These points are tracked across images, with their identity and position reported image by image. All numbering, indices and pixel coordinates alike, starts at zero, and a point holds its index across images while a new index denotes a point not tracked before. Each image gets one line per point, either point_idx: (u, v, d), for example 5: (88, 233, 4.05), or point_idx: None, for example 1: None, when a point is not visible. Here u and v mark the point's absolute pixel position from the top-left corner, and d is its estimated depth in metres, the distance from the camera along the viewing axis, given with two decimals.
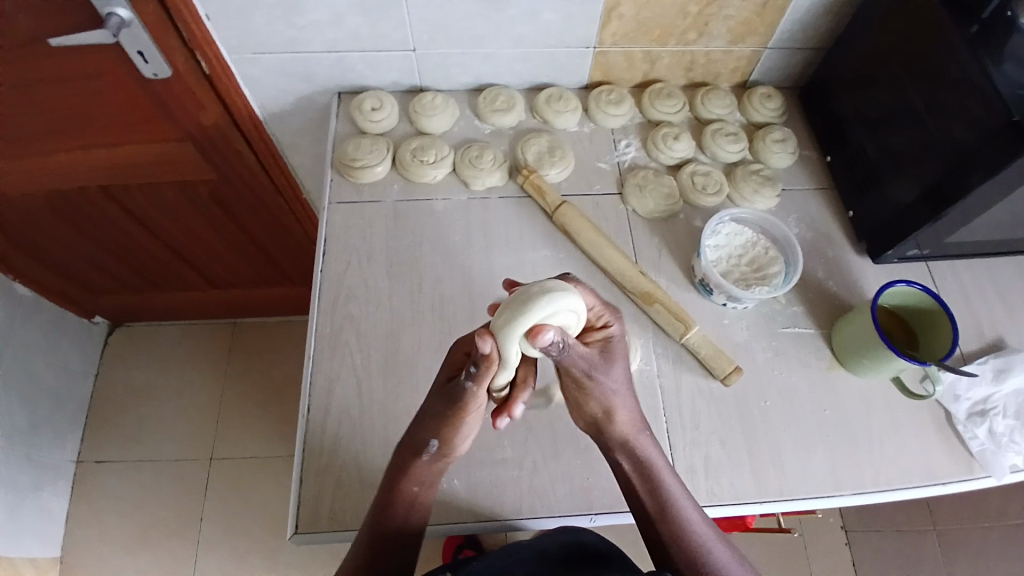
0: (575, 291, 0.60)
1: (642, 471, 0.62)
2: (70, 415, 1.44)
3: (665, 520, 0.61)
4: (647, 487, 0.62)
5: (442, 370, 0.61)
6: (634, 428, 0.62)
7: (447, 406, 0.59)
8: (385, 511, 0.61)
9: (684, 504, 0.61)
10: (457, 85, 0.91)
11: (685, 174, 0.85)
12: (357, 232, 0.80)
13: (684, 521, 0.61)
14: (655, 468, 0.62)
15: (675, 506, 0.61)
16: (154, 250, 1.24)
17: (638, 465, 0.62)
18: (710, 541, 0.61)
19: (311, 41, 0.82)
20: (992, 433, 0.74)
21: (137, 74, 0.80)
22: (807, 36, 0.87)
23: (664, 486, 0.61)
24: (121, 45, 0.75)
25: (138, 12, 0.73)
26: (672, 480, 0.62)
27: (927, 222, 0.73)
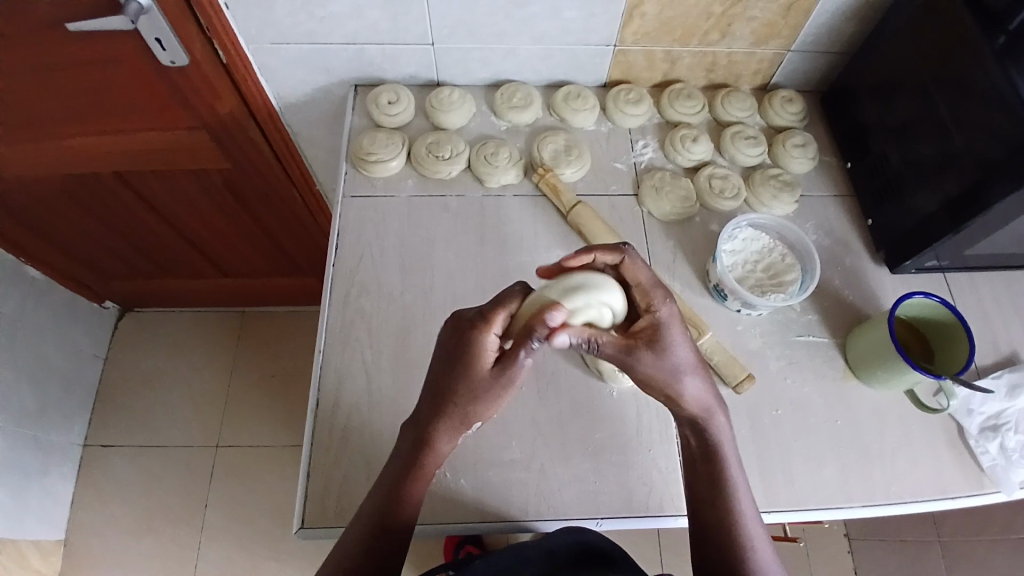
0: (625, 260, 0.60)
1: (711, 454, 0.62)
2: (78, 399, 1.45)
3: (720, 506, 0.61)
4: (707, 473, 0.62)
5: (478, 355, 0.57)
6: (700, 411, 0.61)
7: (502, 388, 0.58)
8: (401, 501, 0.60)
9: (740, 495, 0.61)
10: (474, 80, 0.90)
11: (703, 177, 0.84)
12: (371, 227, 0.80)
13: (738, 512, 0.60)
14: (722, 455, 0.61)
15: (733, 495, 0.61)
16: (165, 237, 1.24)
17: (706, 446, 0.62)
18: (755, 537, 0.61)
19: (330, 33, 0.82)
20: (1004, 448, 0.73)
21: (154, 61, 0.80)
22: (832, 40, 0.85)
23: (728, 473, 0.61)
24: (139, 31, 0.74)
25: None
26: (738, 471, 0.62)
27: (947, 233, 0.72)
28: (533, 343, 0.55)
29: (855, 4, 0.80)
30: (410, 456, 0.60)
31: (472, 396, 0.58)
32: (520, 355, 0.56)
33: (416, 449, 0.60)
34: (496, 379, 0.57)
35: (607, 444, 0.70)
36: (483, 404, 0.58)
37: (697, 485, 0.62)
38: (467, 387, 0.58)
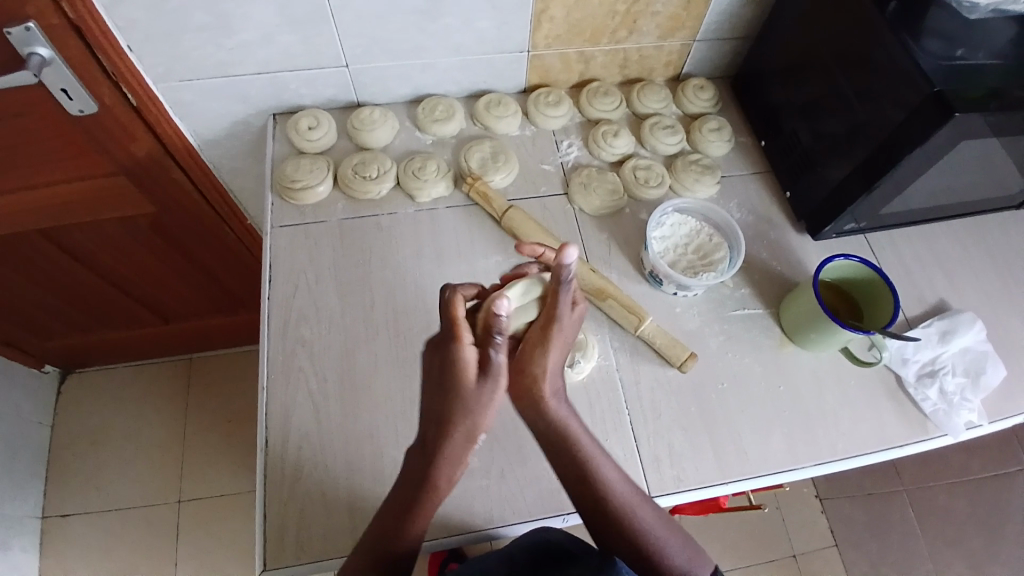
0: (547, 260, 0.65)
1: (564, 444, 0.61)
2: (28, 468, 1.37)
3: (590, 493, 0.61)
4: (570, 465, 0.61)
5: (461, 372, 0.55)
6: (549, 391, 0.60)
7: (493, 395, 0.56)
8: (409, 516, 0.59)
9: (607, 474, 0.61)
10: (395, 97, 0.90)
11: (628, 169, 0.86)
12: (304, 254, 0.79)
13: (610, 493, 0.61)
14: (578, 444, 0.61)
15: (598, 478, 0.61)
16: (99, 289, 1.20)
17: (560, 435, 0.61)
18: (641, 515, 0.61)
19: (242, 63, 0.81)
20: (944, 393, 0.77)
21: (63, 111, 0.77)
22: (733, 26, 0.89)
23: (583, 456, 0.61)
24: (44, 83, 0.72)
25: (59, 49, 0.71)
26: (593, 450, 0.61)
27: (860, 196, 0.76)
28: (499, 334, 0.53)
29: None
30: (414, 488, 0.60)
31: (461, 411, 0.57)
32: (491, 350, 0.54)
33: (422, 482, 0.60)
34: (485, 390, 0.56)
35: None
36: (482, 413, 0.57)
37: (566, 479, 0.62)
38: (456, 403, 0.56)
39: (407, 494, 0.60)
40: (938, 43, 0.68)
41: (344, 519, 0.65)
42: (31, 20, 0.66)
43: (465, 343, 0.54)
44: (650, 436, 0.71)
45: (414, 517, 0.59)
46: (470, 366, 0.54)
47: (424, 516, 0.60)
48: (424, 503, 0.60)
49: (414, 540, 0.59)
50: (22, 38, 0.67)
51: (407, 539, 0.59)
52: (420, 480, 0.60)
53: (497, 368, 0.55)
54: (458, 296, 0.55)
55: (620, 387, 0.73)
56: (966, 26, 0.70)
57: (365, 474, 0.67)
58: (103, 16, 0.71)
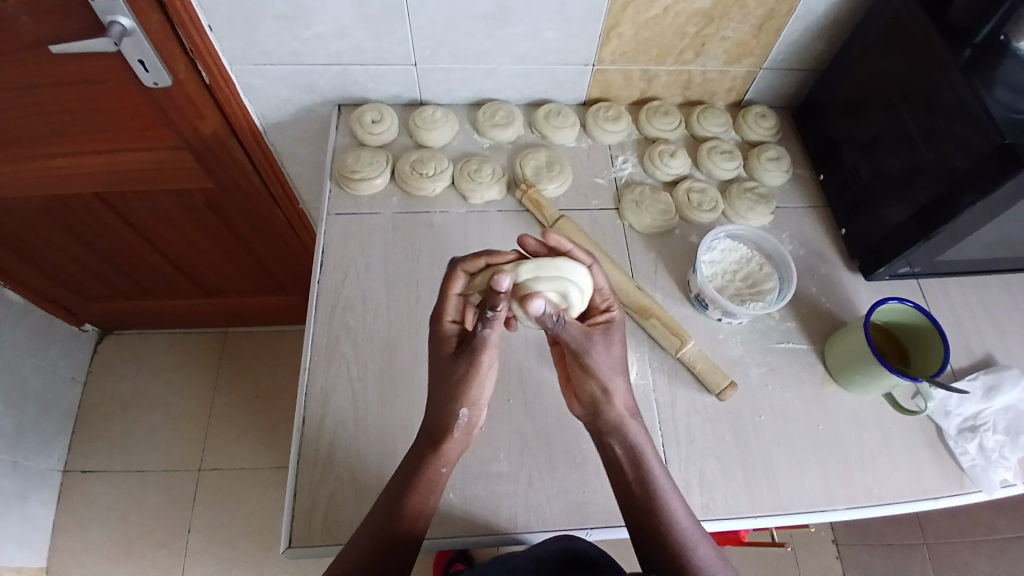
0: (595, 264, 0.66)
1: (633, 457, 0.63)
2: (56, 422, 1.42)
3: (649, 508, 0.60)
4: (635, 478, 0.62)
5: (439, 343, 0.63)
6: (627, 412, 0.65)
7: (466, 368, 0.62)
8: (403, 495, 0.60)
9: (667, 495, 0.61)
10: (456, 99, 0.92)
11: (682, 191, 0.86)
12: (356, 243, 0.81)
13: (668, 513, 0.60)
14: (647, 458, 0.63)
15: (660, 495, 0.61)
16: (148, 257, 1.24)
17: (629, 451, 0.63)
18: (694, 541, 0.59)
19: (314, 54, 0.83)
20: (983, 449, 0.75)
21: (137, 82, 0.81)
22: (801, 58, 0.89)
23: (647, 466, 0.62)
24: (122, 53, 0.75)
25: (140, 21, 0.74)
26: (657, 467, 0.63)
27: (917, 241, 0.74)
28: (489, 311, 0.56)
29: (824, 23, 0.83)
30: (410, 469, 0.62)
31: (445, 388, 0.63)
32: (480, 327, 0.59)
33: (420, 457, 0.62)
34: (460, 360, 0.62)
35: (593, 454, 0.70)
36: (461, 384, 0.62)
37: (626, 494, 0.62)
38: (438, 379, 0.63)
39: (404, 476, 0.61)
40: (1010, 92, 0.66)
41: (371, 507, 0.66)
42: None
43: (447, 319, 0.62)
44: (682, 460, 0.70)
45: (413, 497, 0.60)
46: (450, 339, 0.63)
47: (424, 499, 0.61)
48: (420, 482, 0.61)
49: (416, 521, 0.60)
50: (105, 5, 0.70)
51: (407, 518, 0.59)
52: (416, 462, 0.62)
53: (480, 344, 0.60)
54: (461, 273, 0.61)
55: (655, 408, 0.73)
56: None
57: (396, 465, 0.68)
58: None
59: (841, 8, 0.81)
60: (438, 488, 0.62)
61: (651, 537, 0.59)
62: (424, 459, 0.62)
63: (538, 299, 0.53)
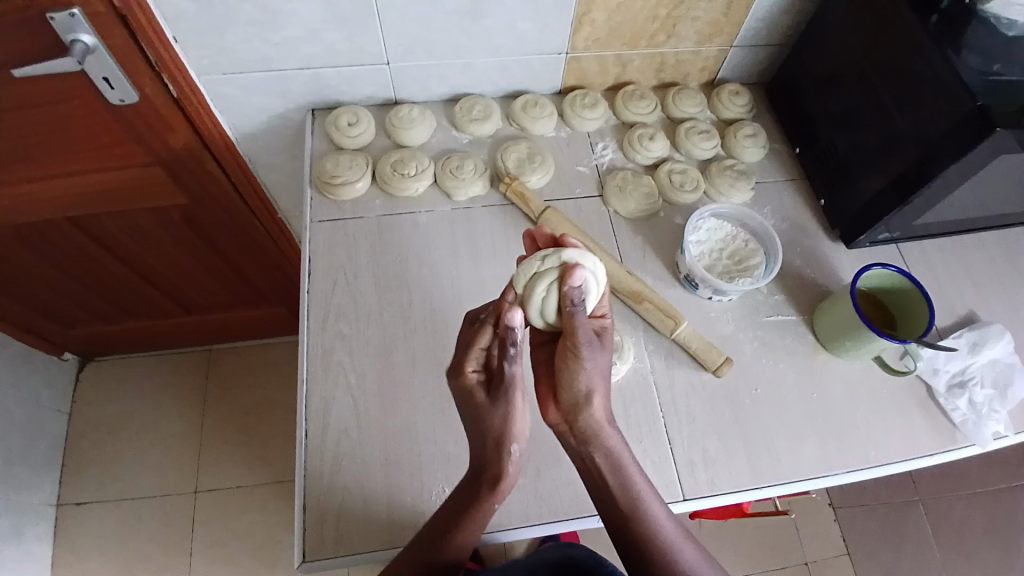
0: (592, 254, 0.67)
1: (612, 466, 0.61)
2: (44, 455, 1.38)
3: (630, 514, 0.60)
4: (616, 487, 0.61)
5: (471, 397, 0.60)
6: (605, 419, 0.61)
7: (509, 408, 0.59)
8: (448, 533, 0.59)
9: (648, 500, 0.61)
10: (432, 96, 0.91)
11: (664, 174, 0.86)
12: (342, 249, 0.80)
13: (651, 519, 0.60)
14: (625, 464, 0.61)
15: (641, 501, 0.60)
16: (126, 278, 1.21)
17: (609, 459, 0.61)
18: (678, 543, 0.60)
19: (285, 59, 0.81)
20: (973, 404, 0.77)
21: (103, 99, 0.78)
22: (770, 33, 0.90)
23: (627, 473, 0.61)
24: (86, 72, 0.73)
25: (102, 37, 0.71)
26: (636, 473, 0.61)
27: (896, 207, 0.76)
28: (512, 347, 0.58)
29: None
30: (456, 505, 0.60)
31: (483, 434, 0.60)
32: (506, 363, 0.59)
33: (470, 493, 0.61)
34: (499, 403, 0.59)
35: None
36: (502, 428, 0.59)
37: (608, 501, 0.61)
38: (476, 429, 0.60)
39: (453, 510, 0.60)
40: (979, 56, 0.68)
41: (381, 513, 0.66)
42: (77, 7, 0.67)
43: (467, 372, 0.61)
44: (684, 440, 0.71)
45: (456, 536, 0.59)
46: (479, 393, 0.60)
47: (472, 535, 0.60)
48: (468, 518, 0.59)
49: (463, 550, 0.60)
50: (66, 24, 0.68)
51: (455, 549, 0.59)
52: (464, 500, 0.60)
53: (513, 379, 0.59)
54: (484, 330, 0.61)
55: (654, 391, 0.73)
56: (1005, 42, 0.69)
57: (403, 470, 0.68)
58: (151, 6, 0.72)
59: None
60: (484, 522, 0.60)
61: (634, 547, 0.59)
62: (479, 497, 0.60)
63: (580, 269, 0.60)
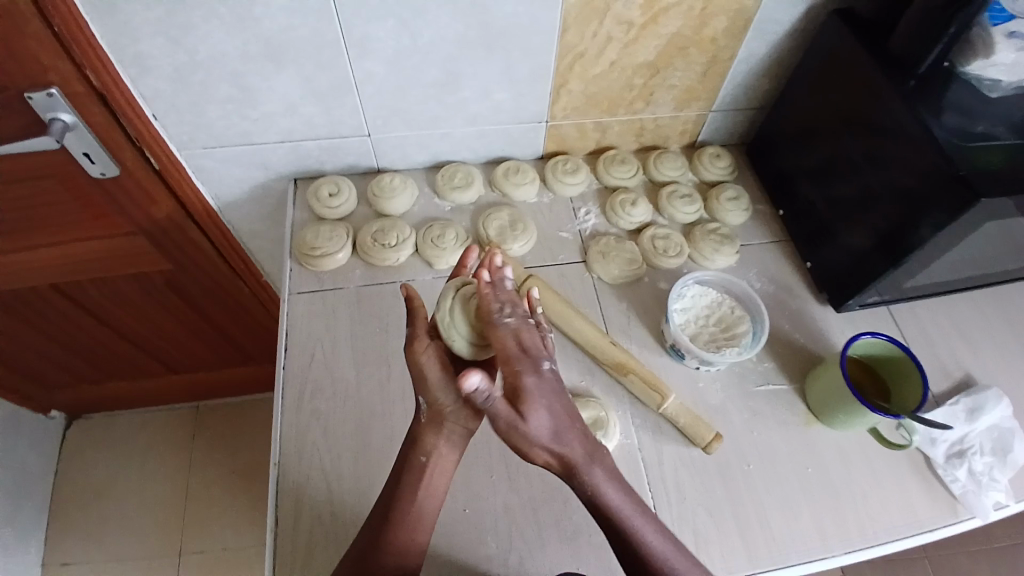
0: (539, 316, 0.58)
1: (596, 500, 0.57)
2: (29, 520, 1.33)
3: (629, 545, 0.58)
4: (604, 517, 0.58)
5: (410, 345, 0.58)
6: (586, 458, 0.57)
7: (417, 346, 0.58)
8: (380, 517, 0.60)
9: (642, 526, 0.58)
10: (413, 163, 0.91)
11: (646, 238, 0.86)
12: (321, 321, 0.78)
13: (649, 544, 0.58)
14: (610, 498, 0.58)
15: (634, 528, 0.58)
16: (111, 342, 1.20)
17: (594, 494, 0.57)
18: (679, 563, 0.58)
19: (264, 132, 0.82)
20: (972, 474, 0.74)
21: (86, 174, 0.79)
22: (747, 98, 0.91)
23: (615, 507, 0.57)
24: (66, 147, 0.73)
25: (84, 116, 0.72)
26: (625, 505, 0.58)
27: (883, 270, 0.75)
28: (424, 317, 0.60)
29: (768, 64, 0.85)
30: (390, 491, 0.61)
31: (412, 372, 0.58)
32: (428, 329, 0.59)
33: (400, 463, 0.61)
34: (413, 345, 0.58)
35: (584, 525, 0.68)
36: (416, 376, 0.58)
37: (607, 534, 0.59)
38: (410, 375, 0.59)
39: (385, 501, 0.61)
40: (957, 118, 0.69)
41: None
42: (55, 86, 0.68)
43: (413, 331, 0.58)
44: (675, 519, 0.68)
45: (392, 526, 0.60)
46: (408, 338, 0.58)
47: (407, 513, 0.60)
48: (398, 507, 0.60)
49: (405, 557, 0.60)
50: (45, 103, 0.68)
51: (395, 555, 0.59)
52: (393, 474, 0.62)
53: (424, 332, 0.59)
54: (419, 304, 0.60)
55: (642, 467, 0.71)
56: (987, 103, 0.71)
57: None
58: (126, 81, 0.72)
59: (781, 49, 0.84)
60: (416, 495, 0.61)
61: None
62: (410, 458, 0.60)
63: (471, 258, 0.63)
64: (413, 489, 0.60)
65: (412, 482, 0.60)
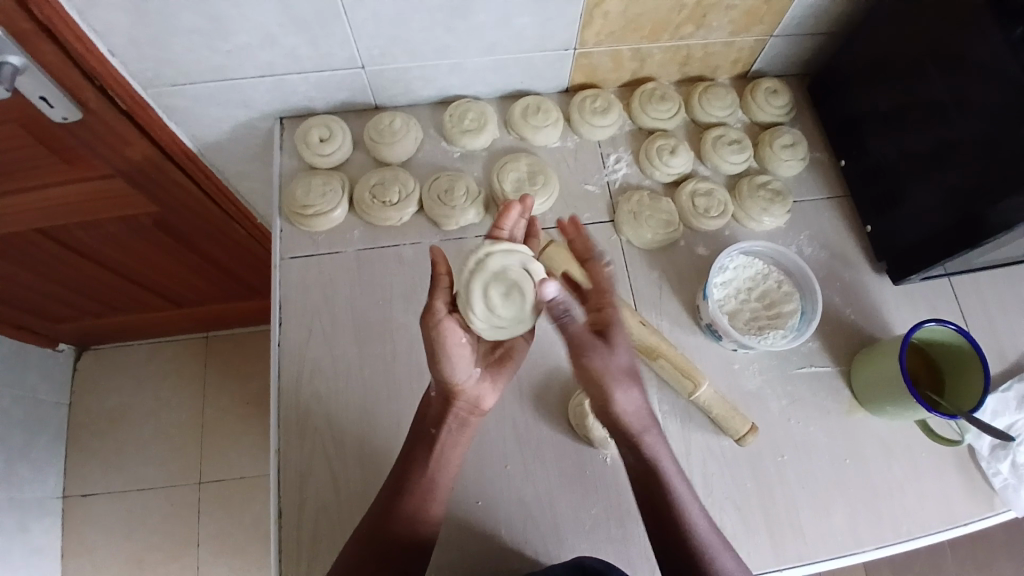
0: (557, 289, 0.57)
1: (647, 470, 0.55)
2: (48, 447, 1.28)
3: (669, 521, 0.54)
4: (650, 490, 0.55)
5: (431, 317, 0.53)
6: (638, 426, 0.55)
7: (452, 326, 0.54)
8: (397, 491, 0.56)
9: (688, 505, 0.55)
10: (418, 99, 0.78)
11: (686, 194, 0.75)
12: (318, 291, 0.70)
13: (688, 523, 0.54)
14: (664, 472, 0.55)
15: (678, 505, 0.54)
16: (110, 285, 1.11)
17: (646, 466, 0.55)
18: (717, 548, 0.54)
19: (240, 67, 0.69)
20: (1016, 467, 0.68)
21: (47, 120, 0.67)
22: (818, 22, 0.75)
23: (666, 483, 0.55)
24: (20, 92, 0.62)
25: (33, 54, 0.60)
26: (680, 482, 0.55)
27: (955, 248, 0.64)
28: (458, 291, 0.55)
29: None
30: (405, 463, 0.58)
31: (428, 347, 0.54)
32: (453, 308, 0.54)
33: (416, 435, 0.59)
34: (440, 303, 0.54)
35: (603, 518, 0.63)
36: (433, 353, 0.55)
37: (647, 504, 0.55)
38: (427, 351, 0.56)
39: (399, 474, 0.57)
40: None
41: None
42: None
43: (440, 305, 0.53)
44: None
45: (407, 498, 0.56)
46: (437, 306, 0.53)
47: (422, 488, 0.57)
48: (416, 479, 0.57)
49: (417, 526, 0.56)
50: None
51: (406, 522, 0.55)
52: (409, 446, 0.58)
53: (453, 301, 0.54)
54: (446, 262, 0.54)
55: None
56: None
57: None
58: (79, 22, 0.62)
59: None
60: (435, 467, 0.58)
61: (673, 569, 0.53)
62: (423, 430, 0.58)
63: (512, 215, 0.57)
64: (424, 462, 0.57)
65: (425, 455, 0.58)
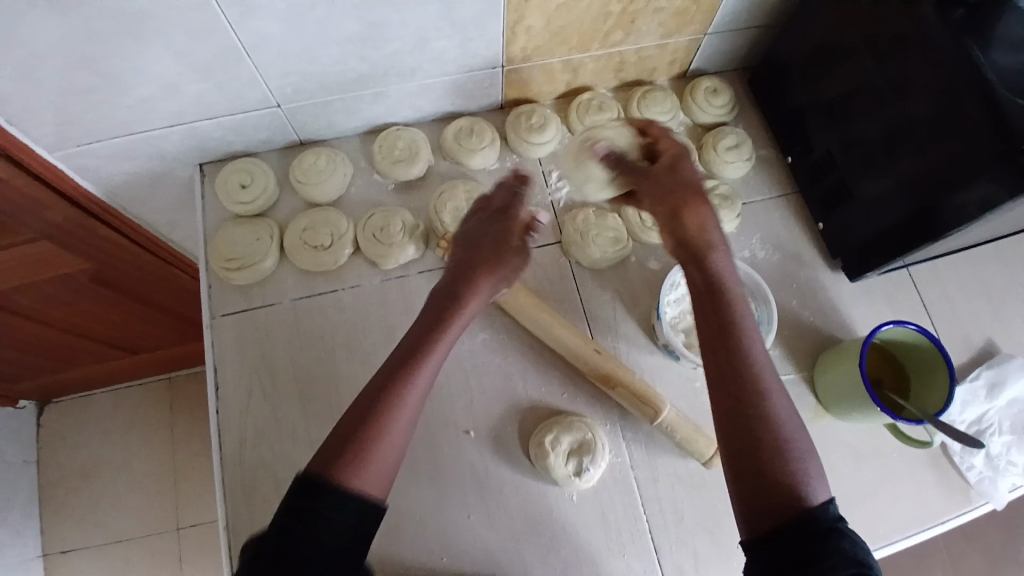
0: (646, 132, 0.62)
1: (713, 286, 0.51)
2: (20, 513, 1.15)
3: (722, 350, 0.49)
4: (708, 311, 0.51)
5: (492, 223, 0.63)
6: (712, 244, 0.53)
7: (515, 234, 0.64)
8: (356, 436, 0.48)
9: (750, 337, 0.49)
10: (344, 131, 0.74)
11: (631, 208, 0.72)
12: (253, 351, 0.66)
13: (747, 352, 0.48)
14: (731, 290, 0.51)
15: (742, 332, 0.49)
16: (54, 354, 1.02)
17: (711, 282, 0.52)
18: (771, 389, 0.47)
19: (147, 120, 0.64)
20: (990, 458, 0.68)
21: None
22: (752, 16, 0.72)
23: (733, 307, 0.50)
24: None
25: None
26: (747, 314, 0.50)
27: (914, 242, 0.62)
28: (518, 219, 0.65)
29: None
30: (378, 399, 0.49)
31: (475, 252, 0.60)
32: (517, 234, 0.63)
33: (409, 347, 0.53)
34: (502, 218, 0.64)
35: (574, 558, 0.61)
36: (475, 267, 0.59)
37: (707, 318, 0.51)
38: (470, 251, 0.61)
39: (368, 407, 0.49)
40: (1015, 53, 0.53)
41: None
42: None
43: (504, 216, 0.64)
44: (672, 543, 0.62)
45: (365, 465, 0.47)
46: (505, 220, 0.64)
47: (385, 445, 0.48)
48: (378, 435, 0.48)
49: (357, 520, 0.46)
50: None
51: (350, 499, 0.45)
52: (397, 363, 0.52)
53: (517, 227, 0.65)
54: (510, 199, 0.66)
55: (635, 488, 0.64)
56: None
57: None
58: None
59: None
60: (408, 405, 0.50)
61: (729, 420, 0.47)
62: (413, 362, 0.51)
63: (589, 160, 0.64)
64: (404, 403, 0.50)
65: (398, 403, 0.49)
